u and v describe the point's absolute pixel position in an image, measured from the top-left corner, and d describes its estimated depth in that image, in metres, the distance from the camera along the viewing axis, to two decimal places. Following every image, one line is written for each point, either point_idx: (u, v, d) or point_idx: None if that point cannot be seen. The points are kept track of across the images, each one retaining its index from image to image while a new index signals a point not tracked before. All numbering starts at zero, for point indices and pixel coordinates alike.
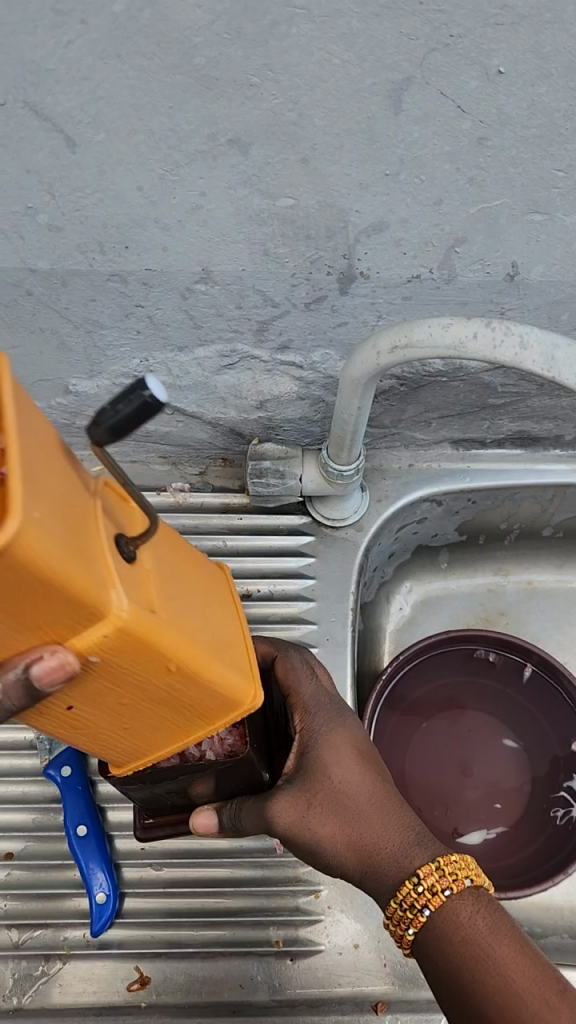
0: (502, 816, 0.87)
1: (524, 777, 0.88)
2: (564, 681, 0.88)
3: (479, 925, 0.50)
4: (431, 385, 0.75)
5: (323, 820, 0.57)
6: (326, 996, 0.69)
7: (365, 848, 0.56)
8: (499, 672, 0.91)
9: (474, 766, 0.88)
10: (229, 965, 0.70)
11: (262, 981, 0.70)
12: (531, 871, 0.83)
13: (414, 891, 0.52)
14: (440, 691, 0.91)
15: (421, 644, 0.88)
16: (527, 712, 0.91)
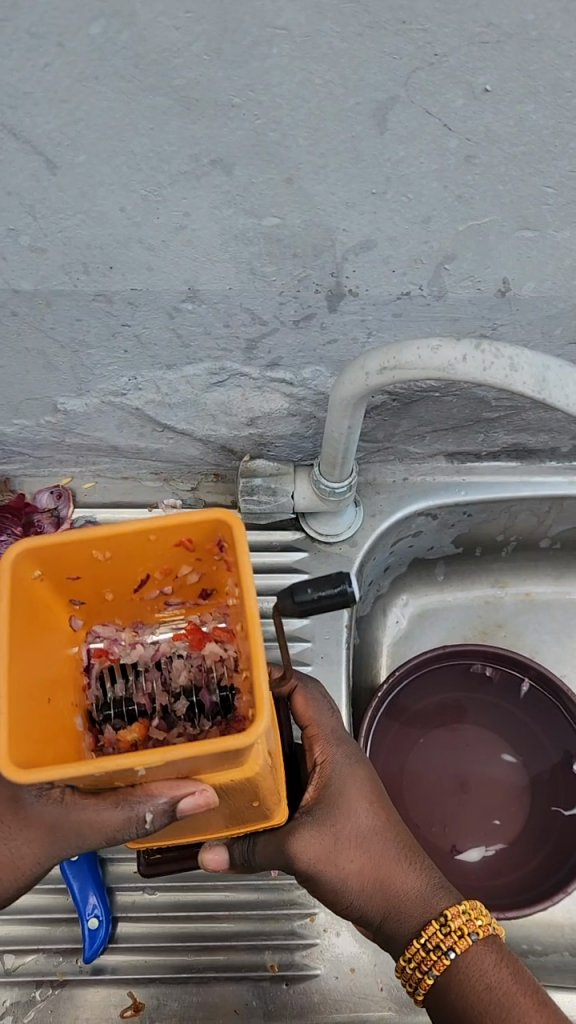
0: (501, 832, 0.86)
1: (523, 792, 0.88)
2: (562, 696, 0.86)
3: (502, 972, 0.55)
4: (424, 400, 0.74)
5: (349, 857, 0.58)
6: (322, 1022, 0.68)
7: (392, 889, 0.58)
8: (496, 686, 0.90)
9: (472, 781, 0.88)
10: (224, 990, 0.70)
11: (257, 1006, 0.69)
12: (530, 888, 0.82)
13: (441, 931, 0.56)
14: (437, 705, 0.90)
15: (417, 660, 0.87)
16: (524, 726, 0.90)
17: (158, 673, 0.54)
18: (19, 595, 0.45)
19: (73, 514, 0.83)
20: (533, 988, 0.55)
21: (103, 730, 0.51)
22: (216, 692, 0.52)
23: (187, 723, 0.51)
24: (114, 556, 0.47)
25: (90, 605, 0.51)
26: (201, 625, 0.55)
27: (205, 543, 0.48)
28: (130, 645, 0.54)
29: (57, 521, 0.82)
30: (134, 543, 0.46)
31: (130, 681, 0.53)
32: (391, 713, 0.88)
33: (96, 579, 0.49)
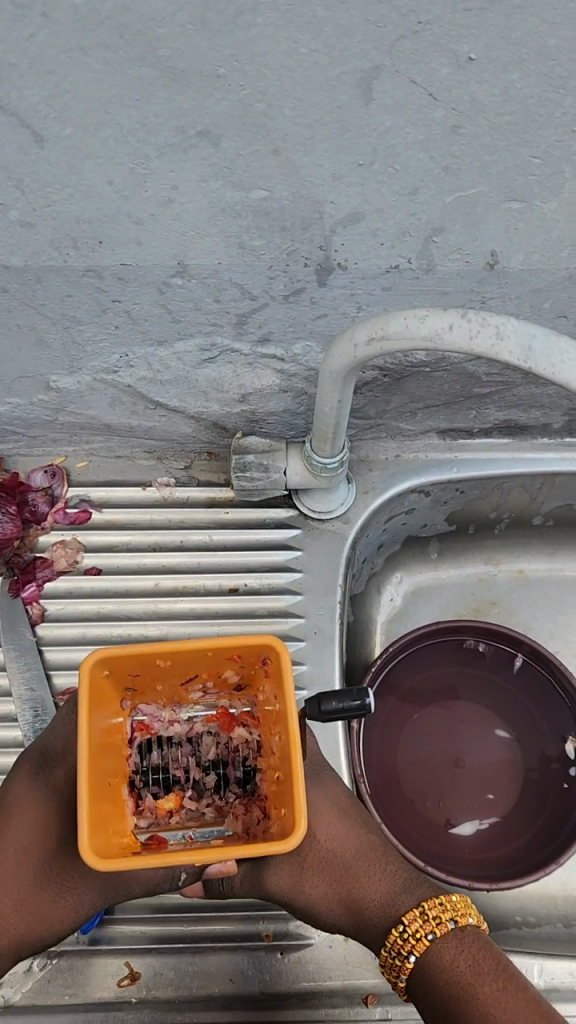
0: (495, 806, 0.87)
1: (518, 767, 0.88)
2: (555, 670, 0.88)
3: (482, 958, 0.53)
4: (415, 375, 0.74)
5: (313, 879, 0.62)
6: (317, 989, 0.68)
7: (359, 898, 0.60)
8: (489, 662, 0.91)
9: (466, 757, 0.88)
10: (219, 959, 0.69)
11: (252, 975, 0.68)
12: (522, 860, 0.83)
13: (412, 919, 0.56)
14: (431, 681, 0.91)
15: (411, 634, 0.88)
16: (519, 703, 0.90)
17: (190, 748, 0.62)
18: (93, 688, 0.52)
19: (67, 493, 0.83)
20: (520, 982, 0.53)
21: (142, 793, 0.59)
22: (240, 769, 0.61)
23: (214, 793, 0.60)
24: (171, 664, 0.56)
25: (142, 688, 0.58)
26: (230, 710, 0.62)
27: (250, 662, 0.56)
28: (167, 723, 0.61)
29: (52, 500, 0.83)
30: (191, 654, 0.54)
31: (166, 748, 0.61)
32: (385, 688, 0.89)
33: (154, 671, 0.56)
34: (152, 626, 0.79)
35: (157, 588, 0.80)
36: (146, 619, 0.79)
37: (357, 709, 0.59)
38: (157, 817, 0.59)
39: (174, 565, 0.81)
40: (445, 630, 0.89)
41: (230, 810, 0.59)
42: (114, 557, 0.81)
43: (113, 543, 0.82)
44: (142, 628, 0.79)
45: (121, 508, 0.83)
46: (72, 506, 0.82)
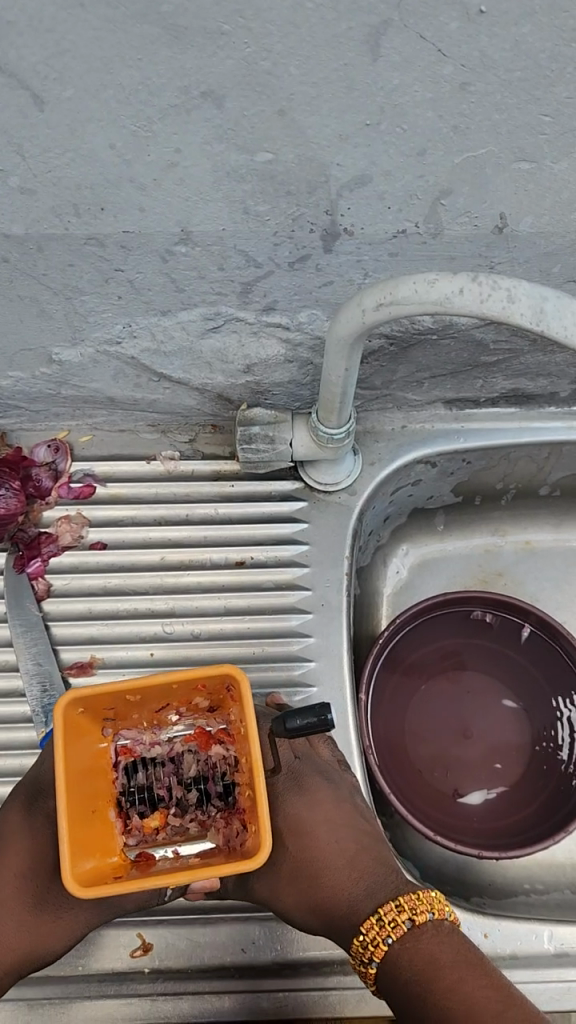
0: (502, 776, 0.87)
1: (525, 738, 0.88)
2: (561, 639, 0.87)
3: (441, 951, 0.51)
4: (421, 344, 0.73)
5: (286, 892, 0.59)
6: (328, 956, 0.68)
7: (328, 907, 0.57)
8: (496, 633, 0.90)
9: (473, 728, 0.88)
10: (231, 930, 0.68)
11: (264, 946, 0.68)
12: (530, 829, 0.83)
13: (371, 926, 0.53)
14: (439, 653, 0.90)
15: (419, 606, 0.87)
16: (526, 673, 0.90)
17: (172, 766, 0.60)
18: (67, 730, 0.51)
19: (71, 468, 0.82)
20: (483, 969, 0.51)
21: (129, 814, 0.56)
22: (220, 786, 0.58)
23: (198, 809, 0.58)
24: (139, 695, 0.54)
25: (122, 714, 0.56)
26: (208, 729, 0.59)
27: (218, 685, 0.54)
28: (149, 744, 0.59)
29: (55, 475, 0.82)
30: (159, 684, 0.53)
31: (150, 770, 0.59)
32: (392, 660, 0.89)
33: (127, 703, 0.55)
34: (159, 599, 0.79)
35: (163, 562, 0.80)
36: (153, 593, 0.79)
37: (318, 725, 0.54)
38: (144, 835, 0.56)
39: (180, 539, 0.81)
40: (451, 602, 0.89)
41: (214, 823, 0.57)
42: (119, 532, 0.81)
43: (118, 517, 0.81)
44: (148, 602, 0.79)
45: (126, 482, 0.82)
46: (76, 480, 0.82)
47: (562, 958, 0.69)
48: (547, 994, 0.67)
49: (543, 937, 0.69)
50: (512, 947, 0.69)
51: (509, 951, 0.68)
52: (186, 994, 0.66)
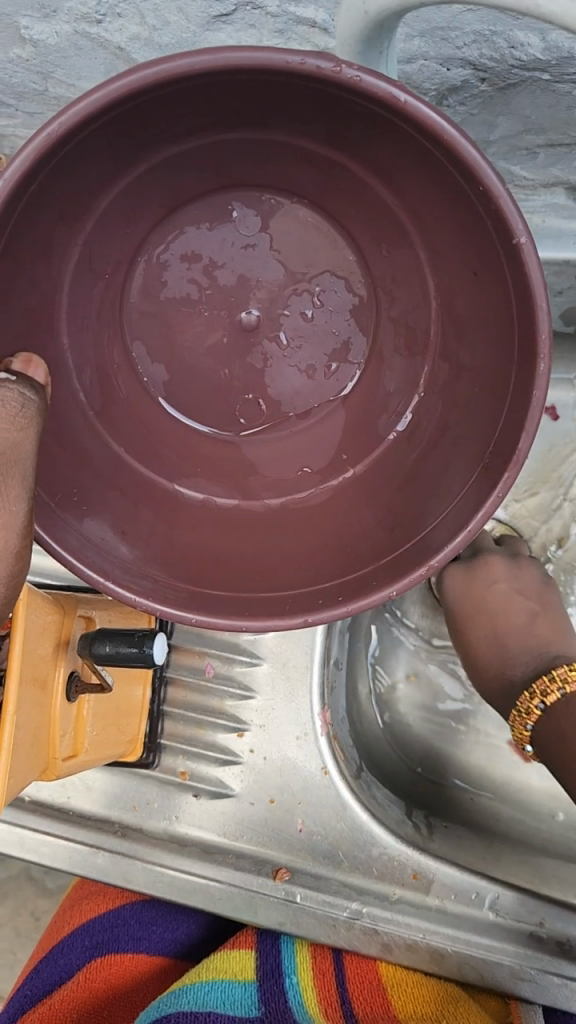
0: (386, 219, 0.40)
1: (177, 144, 0.37)
2: (236, 245, 0.40)
3: (408, 263, 0.40)
4: (528, 84, 0.48)
5: (426, 244, 0.39)
6: (223, 845, 0.57)
7: (402, 253, 0.40)
8: (305, 237, 0.41)
9: (393, 242, 0.40)
10: (126, 782, 0.59)
11: (157, 807, 0.59)
12: (404, 293, 0.41)
13: (453, 268, 0.39)
14: (288, 257, 0.41)
15: (257, 58, 0.33)
16: (444, 187, 0.36)
17: None
18: None
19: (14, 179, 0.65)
20: (409, 457, 0.43)
21: None
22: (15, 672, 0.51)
23: None
24: None
25: None
26: None
27: None
28: None
29: None
30: None
31: None
32: (458, 174, 0.35)
33: None
34: None
35: None
36: None
37: (136, 659, 0.46)
38: None
39: None
40: (181, 238, 0.41)
41: None
42: None
43: None
44: None
45: None
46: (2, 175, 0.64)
47: (502, 932, 0.54)
48: (465, 958, 0.54)
49: (482, 901, 0.55)
50: (442, 901, 0.55)
51: (437, 903, 0.55)
52: (58, 837, 0.58)
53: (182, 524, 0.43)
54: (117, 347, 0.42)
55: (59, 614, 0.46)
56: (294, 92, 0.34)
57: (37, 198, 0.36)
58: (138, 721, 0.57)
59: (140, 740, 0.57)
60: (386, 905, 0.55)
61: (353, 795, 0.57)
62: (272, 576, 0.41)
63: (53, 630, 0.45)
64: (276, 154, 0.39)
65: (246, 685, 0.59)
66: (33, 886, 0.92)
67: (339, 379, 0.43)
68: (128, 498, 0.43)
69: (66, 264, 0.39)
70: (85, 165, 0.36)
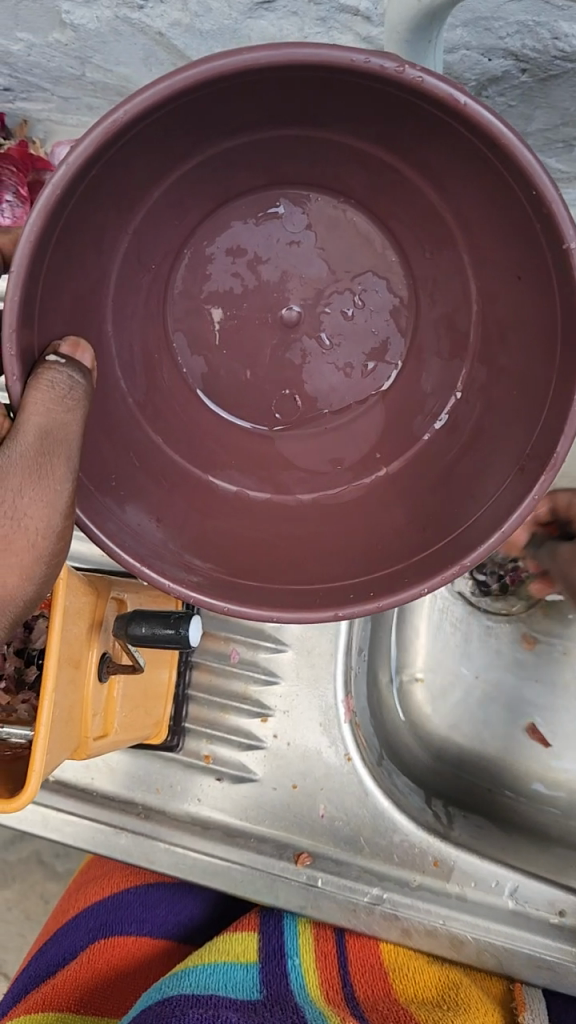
0: (432, 220, 0.40)
1: (229, 140, 0.38)
2: (280, 239, 0.41)
3: (451, 264, 0.40)
4: (569, 77, 0.48)
5: (470, 246, 0.39)
6: (245, 829, 0.58)
7: (447, 255, 0.40)
8: (348, 234, 0.41)
9: (438, 243, 0.40)
10: (150, 764, 0.60)
11: (180, 789, 0.59)
12: (447, 294, 0.41)
13: (497, 272, 0.39)
14: (332, 255, 0.41)
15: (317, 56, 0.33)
16: (495, 192, 0.36)
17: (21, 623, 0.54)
18: None
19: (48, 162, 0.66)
20: (444, 457, 0.43)
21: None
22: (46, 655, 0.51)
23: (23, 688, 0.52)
24: None
25: None
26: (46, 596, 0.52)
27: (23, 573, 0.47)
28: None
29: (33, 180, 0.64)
30: None
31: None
32: (510, 176, 0.34)
33: None
34: None
35: None
36: None
37: (171, 641, 0.47)
38: None
39: None
40: (227, 231, 0.41)
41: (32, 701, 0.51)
42: None
43: None
44: None
45: None
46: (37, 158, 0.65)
47: (521, 920, 0.55)
48: (483, 946, 0.54)
49: (502, 889, 0.56)
50: (462, 888, 0.56)
51: (457, 890, 0.56)
52: (82, 817, 0.59)
53: (218, 510, 0.44)
54: (159, 339, 0.43)
55: (93, 596, 0.46)
56: (347, 88, 0.34)
57: (93, 184, 0.36)
58: (163, 704, 0.57)
59: (165, 724, 0.58)
60: (406, 891, 0.56)
61: (376, 783, 0.57)
62: (307, 565, 0.42)
63: (87, 613, 0.45)
64: (325, 153, 0.39)
65: (271, 670, 0.60)
66: (43, 869, 0.92)
67: (376, 378, 0.43)
68: (164, 485, 0.43)
69: (114, 254, 0.40)
70: (140, 156, 0.36)
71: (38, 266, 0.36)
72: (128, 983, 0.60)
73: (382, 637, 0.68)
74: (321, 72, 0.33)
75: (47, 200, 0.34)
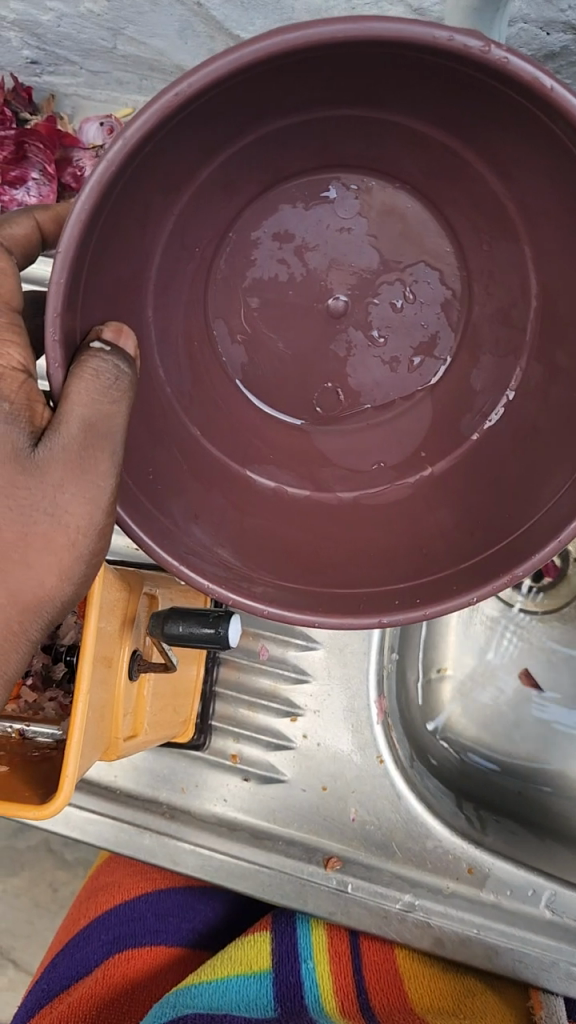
0: (493, 208, 0.37)
1: (284, 119, 0.35)
2: (330, 226, 0.39)
3: (511, 257, 0.38)
4: None
5: (533, 240, 0.37)
6: (273, 831, 0.56)
7: (506, 248, 0.38)
8: (401, 221, 0.39)
9: (498, 235, 0.38)
10: (176, 763, 0.58)
11: (206, 789, 0.58)
12: (504, 288, 0.39)
13: (561, 267, 0.37)
14: (383, 244, 0.39)
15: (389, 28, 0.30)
16: (568, 180, 0.34)
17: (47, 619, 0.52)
18: None
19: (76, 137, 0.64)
20: (494, 458, 0.41)
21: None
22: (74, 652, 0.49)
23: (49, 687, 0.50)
24: None
25: None
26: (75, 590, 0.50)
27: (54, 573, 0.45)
28: None
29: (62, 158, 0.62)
30: None
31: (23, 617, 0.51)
32: None
33: None
34: None
35: None
36: None
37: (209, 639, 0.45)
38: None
39: None
40: (273, 216, 0.39)
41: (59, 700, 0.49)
42: None
43: None
44: None
45: None
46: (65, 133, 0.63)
47: (558, 931, 0.53)
48: (519, 957, 0.52)
49: (539, 899, 0.54)
50: (496, 896, 0.54)
51: (491, 899, 0.54)
52: (107, 817, 0.57)
53: (258, 507, 0.42)
54: (198, 328, 0.41)
55: (125, 593, 0.44)
56: (417, 65, 0.32)
57: (143, 163, 0.33)
58: (190, 701, 0.55)
59: (191, 720, 0.56)
60: (439, 898, 0.54)
61: (408, 786, 0.56)
62: (354, 568, 0.40)
63: (119, 609, 0.44)
64: (383, 134, 0.37)
65: (301, 668, 0.58)
66: (54, 858, 0.91)
67: (423, 374, 0.42)
68: (203, 482, 0.41)
69: (157, 237, 0.38)
70: (192, 135, 0.34)
71: (85, 249, 0.33)
72: (143, 992, 0.59)
73: (412, 634, 0.66)
74: (393, 49, 0.31)
75: (100, 179, 0.32)
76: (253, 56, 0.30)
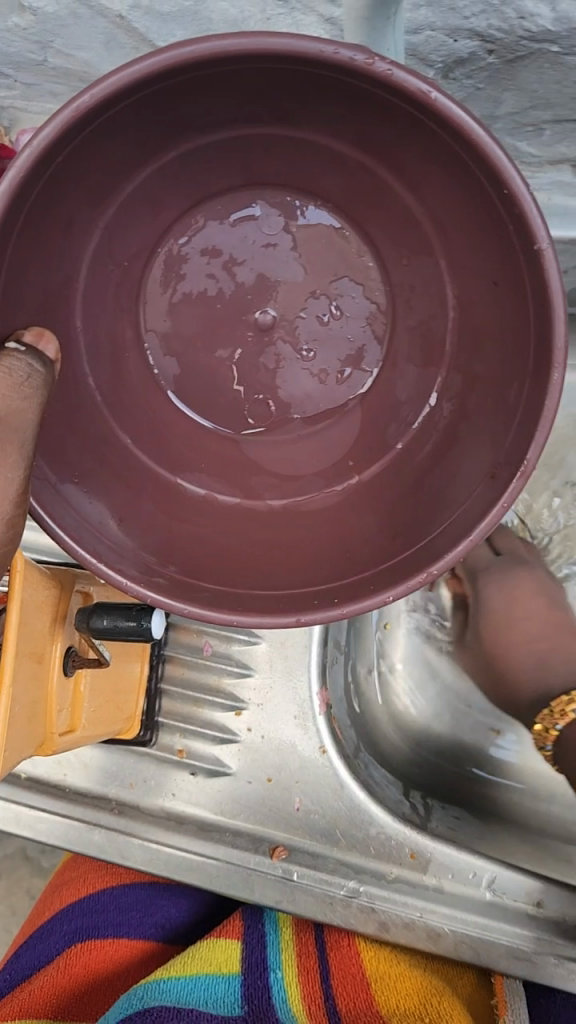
0: (407, 220, 0.39)
1: (196, 133, 0.37)
2: (254, 241, 0.40)
3: (426, 267, 0.40)
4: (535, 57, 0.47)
5: (445, 250, 0.39)
6: (221, 824, 0.57)
7: (424, 260, 0.40)
8: (322, 234, 0.40)
9: (414, 247, 0.40)
10: (124, 759, 0.59)
11: (155, 785, 0.59)
12: (421, 296, 0.40)
13: (472, 275, 0.38)
14: (310, 259, 0.40)
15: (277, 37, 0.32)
16: (467, 189, 0.36)
17: None
18: None
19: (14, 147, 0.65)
20: (420, 464, 0.42)
21: None
22: None
23: None
24: None
25: None
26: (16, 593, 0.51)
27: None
28: None
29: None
30: None
31: None
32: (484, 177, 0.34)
33: None
34: None
35: None
36: None
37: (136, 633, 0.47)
38: None
39: None
40: (200, 231, 0.40)
41: None
42: None
43: None
44: None
45: None
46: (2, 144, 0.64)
47: (499, 911, 0.54)
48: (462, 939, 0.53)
49: (480, 881, 0.55)
50: (439, 880, 0.55)
51: (434, 882, 0.55)
52: (56, 814, 0.58)
53: (182, 505, 0.43)
54: (130, 344, 0.42)
55: (58, 592, 0.46)
56: (316, 80, 0.33)
57: (56, 173, 0.35)
58: (135, 697, 0.56)
59: (138, 717, 0.57)
60: (383, 884, 0.55)
61: (351, 776, 0.57)
62: (274, 562, 0.41)
63: (50, 608, 0.45)
64: (294, 148, 0.38)
65: (245, 663, 0.59)
66: (26, 865, 0.91)
67: (352, 387, 0.42)
68: (129, 485, 0.42)
69: (85, 249, 0.39)
70: (103, 147, 0.36)
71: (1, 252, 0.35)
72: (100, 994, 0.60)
73: (360, 627, 0.68)
74: (290, 65, 0.32)
75: (10, 183, 0.33)
76: (151, 68, 0.31)
